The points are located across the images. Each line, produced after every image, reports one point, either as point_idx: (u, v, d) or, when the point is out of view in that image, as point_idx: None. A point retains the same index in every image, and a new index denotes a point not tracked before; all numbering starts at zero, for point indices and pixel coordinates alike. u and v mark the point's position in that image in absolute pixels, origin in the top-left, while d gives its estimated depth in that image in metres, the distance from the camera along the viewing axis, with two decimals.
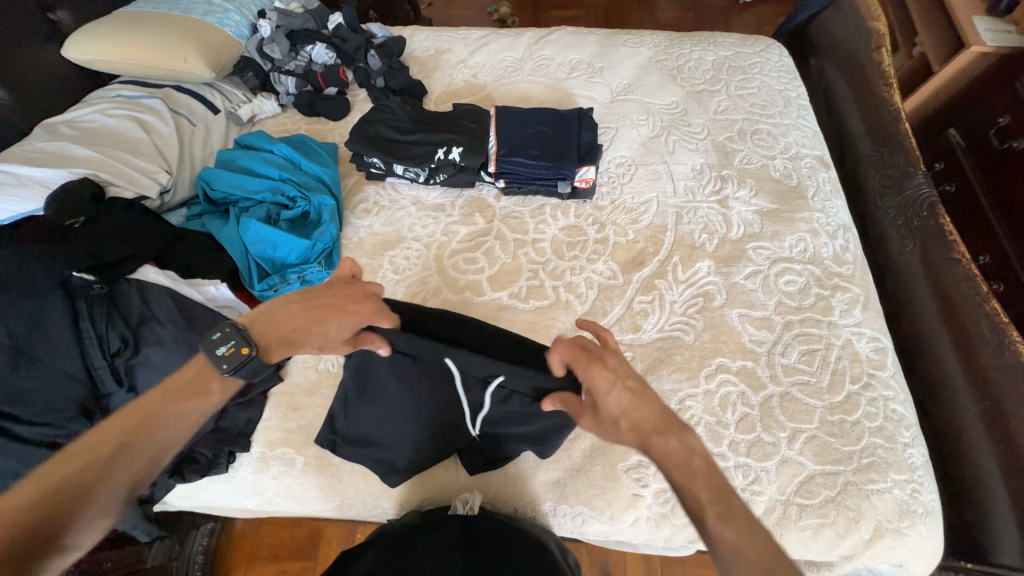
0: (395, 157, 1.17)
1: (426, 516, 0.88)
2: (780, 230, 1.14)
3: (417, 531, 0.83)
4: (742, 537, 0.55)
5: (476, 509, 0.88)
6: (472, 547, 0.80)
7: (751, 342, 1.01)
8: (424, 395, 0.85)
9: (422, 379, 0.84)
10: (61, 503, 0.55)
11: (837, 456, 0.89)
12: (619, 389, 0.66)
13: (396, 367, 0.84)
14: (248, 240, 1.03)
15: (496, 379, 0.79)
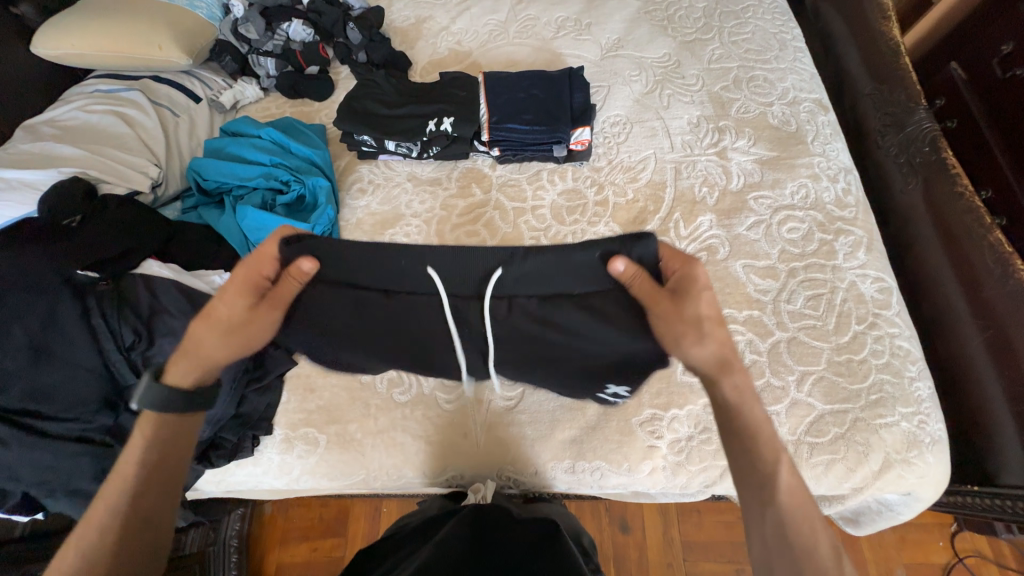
0: (385, 133, 1.14)
1: (443, 507, 0.92)
2: (781, 177, 1.13)
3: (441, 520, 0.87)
4: (802, 496, 0.61)
5: (488, 498, 0.92)
6: (490, 535, 0.80)
7: (757, 292, 1.01)
8: (413, 322, 0.72)
9: (403, 312, 0.71)
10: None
11: (845, 395, 0.91)
12: (710, 292, 0.66)
13: (371, 303, 0.70)
14: (248, 229, 1.03)
15: (496, 276, 0.67)
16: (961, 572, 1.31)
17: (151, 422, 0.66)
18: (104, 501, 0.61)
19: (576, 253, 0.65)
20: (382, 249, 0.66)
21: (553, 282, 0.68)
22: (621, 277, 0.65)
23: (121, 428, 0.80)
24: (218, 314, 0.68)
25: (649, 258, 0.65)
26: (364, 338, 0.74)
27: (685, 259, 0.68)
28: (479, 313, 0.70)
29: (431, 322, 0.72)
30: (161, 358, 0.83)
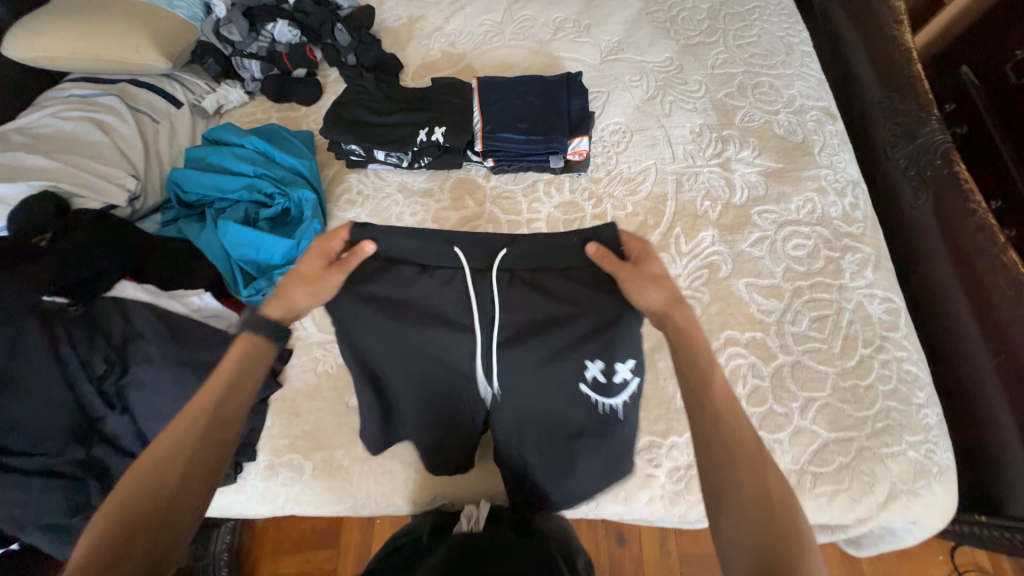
0: (375, 143, 1.09)
1: (437, 529, 0.87)
2: (786, 191, 1.08)
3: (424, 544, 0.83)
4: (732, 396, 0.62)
5: (481, 522, 0.85)
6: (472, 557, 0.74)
7: (760, 313, 0.97)
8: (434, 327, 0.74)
9: (430, 294, 0.75)
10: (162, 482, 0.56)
11: (851, 423, 0.88)
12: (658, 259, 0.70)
13: (402, 274, 0.75)
14: (228, 244, 0.98)
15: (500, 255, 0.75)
16: None
17: (246, 343, 0.67)
18: (173, 441, 0.58)
19: (565, 238, 0.74)
20: (422, 235, 0.74)
21: (541, 258, 0.75)
22: (594, 257, 0.72)
23: (95, 461, 0.76)
24: (290, 292, 0.70)
25: (613, 238, 0.74)
26: (395, 336, 0.74)
27: (639, 236, 0.74)
28: (487, 286, 0.75)
29: (455, 309, 0.75)
30: (136, 387, 0.78)
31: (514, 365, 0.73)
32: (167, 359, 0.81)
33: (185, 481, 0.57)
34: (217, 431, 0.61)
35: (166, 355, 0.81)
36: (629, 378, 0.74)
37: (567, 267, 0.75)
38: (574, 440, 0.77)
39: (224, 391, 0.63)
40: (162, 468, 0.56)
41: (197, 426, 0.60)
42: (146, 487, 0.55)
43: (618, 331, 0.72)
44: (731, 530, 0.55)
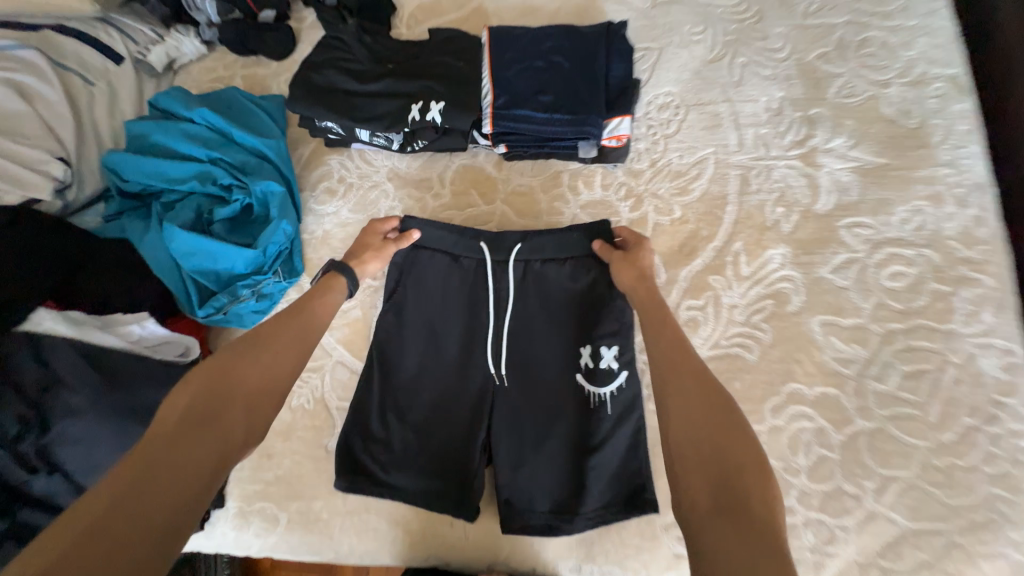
0: (354, 120, 0.85)
1: None
2: (887, 197, 0.83)
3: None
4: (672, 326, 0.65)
5: None
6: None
7: (836, 362, 0.77)
8: (451, 309, 0.83)
9: (456, 287, 0.84)
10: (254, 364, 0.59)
11: (939, 512, 0.70)
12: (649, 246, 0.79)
13: (437, 263, 0.84)
14: (177, 252, 0.80)
15: (517, 248, 0.82)
16: None
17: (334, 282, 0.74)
18: (257, 342, 0.61)
19: (571, 234, 0.82)
20: (449, 229, 0.84)
21: (551, 249, 0.82)
22: (600, 250, 0.79)
23: (27, 526, 0.63)
24: (362, 261, 0.80)
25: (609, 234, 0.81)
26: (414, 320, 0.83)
27: (637, 233, 0.81)
28: (505, 274, 0.83)
29: (478, 302, 0.83)
30: (62, 444, 0.65)
31: (521, 351, 0.81)
32: (99, 409, 0.67)
33: (260, 381, 0.58)
34: (298, 342, 0.65)
35: (97, 404, 0.67)
36: (616, 369, 0.77)
37: (575, 259, 0.82)
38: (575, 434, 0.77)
39: (303, 313, 0.68)
40: (246, 363, 0.59)
41: (282, 335, 0.64)
42: (228, 376, 0.57)
43: (613, 315, 0.80)
44: (675, 443, 0.54)
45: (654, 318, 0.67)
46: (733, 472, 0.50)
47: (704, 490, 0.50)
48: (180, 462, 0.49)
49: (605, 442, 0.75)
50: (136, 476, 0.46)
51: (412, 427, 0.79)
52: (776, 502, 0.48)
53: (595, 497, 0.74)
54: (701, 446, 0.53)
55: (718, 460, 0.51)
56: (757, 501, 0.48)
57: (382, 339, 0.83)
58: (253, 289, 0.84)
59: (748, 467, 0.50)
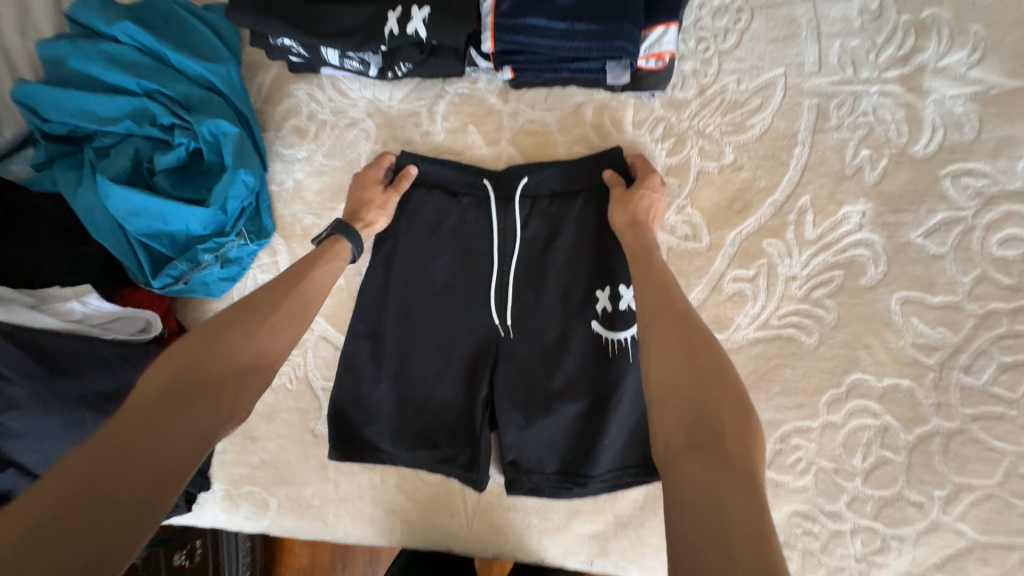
0: (315, 35, 0.66)
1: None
2: (1015, 135, 0.63)
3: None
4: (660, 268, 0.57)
5: None
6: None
7: (916, 349, 0.63)
8: (446, 256, 0.71)
9: (452, 231, 0.71)
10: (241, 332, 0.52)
11: (1019, 526, 0.60)
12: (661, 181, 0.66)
13: (433, 205, 0.71)
14: (117, 212, 0.66)
15: (521, 181, 0.69)
16: None
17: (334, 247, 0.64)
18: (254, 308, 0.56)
19: (582, 162, 0.69)
20: (440, 163, 0.71)
21: (563, 179, 0.69)
22: (609, 180, 0.67)
23: None
24: (357, 203, 0.69)
25: (623, 164, 0.69)
26: (403, 269, 0.71)
27: (646, 158, 0.68)
28: (511, 215, 0.69)
29: (476, 248, 0.70)
30: (10, 438, 0.58)
31: (528, 303, 0.69)
32: (45, 400, 0.59)
33: (252, 350, 0.52)
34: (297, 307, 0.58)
35: (42, 396, 0.58)
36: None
37: (589, 191, 0.69)
38: (594, 391, 0.66)
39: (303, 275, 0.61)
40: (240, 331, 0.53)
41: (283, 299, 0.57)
42: (220, 346, 0.51)
43: None
44: (656, 385, 0.47)
45: (635, 252, 0.60)
46: (711, 405, 0.44)
47: (680, 427, 0.44)
48: (161, 437, 0.43)
49: (623, 398, 0.65)
50: (116, 449, 0.41)
51: (402, 390, 0.70)
52: (758, 440, 0.42)
53: (608, 458, 0.66)
54: (677, 381, 0.46)
55: (694, 391, 0.45)
56: (734, 440, 0.41)
57: (363, 292, 0.71)
58: (216, 254, 0.71)
59: (729, 408, 0.43)
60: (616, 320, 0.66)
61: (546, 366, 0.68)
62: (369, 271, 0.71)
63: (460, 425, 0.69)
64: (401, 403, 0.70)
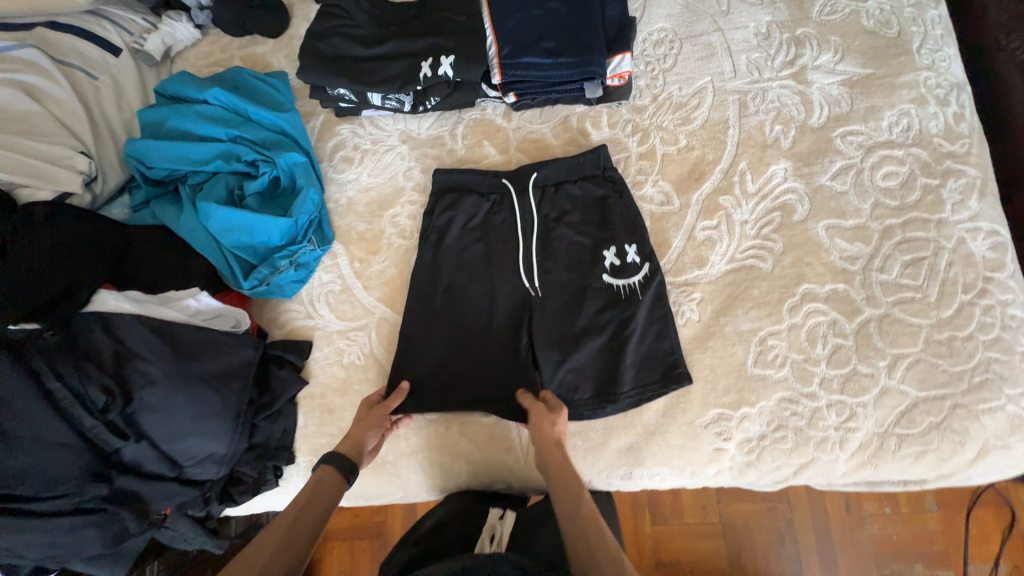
0: (366, 84, 0.87)
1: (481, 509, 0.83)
2: (876, 104, 0.89)
3: (453, 529, 0.81)
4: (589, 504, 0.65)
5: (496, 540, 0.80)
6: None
7: (842, 261, 0.84)
8: (482, 241, 0.90)
9: (484, 219, 0.90)
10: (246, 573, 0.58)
11: (944, 379, 0.79)
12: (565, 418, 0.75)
13: (467, 204, 0.91)
14: (216, 229, 0.83)
15: (532, 177, 0.90)
16: (1014, 539, 1.28)
17: (324, 479, 0.72)
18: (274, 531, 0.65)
19: (578, 158, 0.90)
20: (469, 171, 0.92)
21: (566, 170, 0.90)
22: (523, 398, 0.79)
23: (122, 492, 0.70)
24: (356, 436, 0.77)
25: (604, 158, 0.91)
26: (448, 256, 0.89)
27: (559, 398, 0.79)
28: (527, 203, 0.90)
29: (504, 229, 0.89)
30: (145, 413, 0.70)
31: (550, 267, 0.87)
32: (175, 376, 0.72)
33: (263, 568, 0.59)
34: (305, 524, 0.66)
35: (173, 373, 0.72)
36: (639, 263, 0.85)
37: (584, 178, 0.90)
38: (612, 326, 0.84)
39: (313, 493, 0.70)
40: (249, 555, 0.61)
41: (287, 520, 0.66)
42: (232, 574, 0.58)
43: (627, 218, 0.88)
44: None
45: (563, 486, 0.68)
46: None
47: None
48: None
49: (637, 326, 0.83)
50: None
51: (457, 349, 0.85)
52: None
53: (627, 379, 0.82)
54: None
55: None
56: None
57: (417, 275, 0.89)
58: (291, 258, 0.88)
59: None
60: (621, 268, 0.85)
61: (572, 314, 0.85)
62: (420, 259, 0.89)
63: (507, 372, 0.84)
64: (457, 361, 0.85)
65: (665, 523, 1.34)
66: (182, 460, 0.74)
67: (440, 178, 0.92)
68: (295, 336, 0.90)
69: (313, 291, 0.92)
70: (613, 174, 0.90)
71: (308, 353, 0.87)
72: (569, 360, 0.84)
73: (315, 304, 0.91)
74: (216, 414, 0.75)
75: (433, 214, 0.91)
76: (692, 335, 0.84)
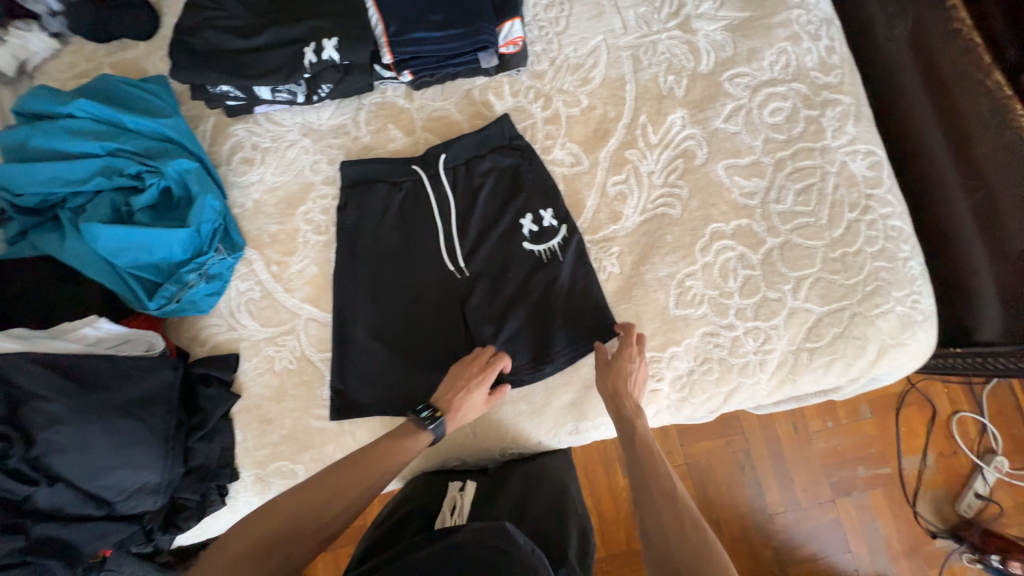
0: (250, 77, 0.83)
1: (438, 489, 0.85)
2: (756, 45, 0.94)
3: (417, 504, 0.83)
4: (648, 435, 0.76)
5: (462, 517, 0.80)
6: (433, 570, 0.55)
7: (742, 197, 0.89)
8: (401, 228, 0.88)
9: (399, 206, 0.89)
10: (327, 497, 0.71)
11: (842, 292, 0.86)
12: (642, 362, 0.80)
13: (380, 192, 0.89)
14: (106, 252, 0.77)
15: (442, 157, 0.89)
16: (939, 432, 1.42)
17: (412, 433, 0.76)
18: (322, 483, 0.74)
19: (483, 132, 0.90)
20: (378, 158, 0.90)
21: (474, 145, 0.90)
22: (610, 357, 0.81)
23: (43, 541, 0.65)
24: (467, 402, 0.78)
25: (510, 129, 0.91)
26: (368, 250, 0.87)
27: (636, 335, 0.82)
28: (439, 182, 0.89)
29: (420, 212, 0.88)
30: (55, 454, 0.66)
31: (472, 244, 0.87)
32: (83, 410, 0.68)
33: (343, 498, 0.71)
34: (382, 474, 0.74)
35: (79, 406, 0.68)
36: (556, 226, 0.87)
37: (494, 151, 0.90)
38: (538, 292, 0.85)
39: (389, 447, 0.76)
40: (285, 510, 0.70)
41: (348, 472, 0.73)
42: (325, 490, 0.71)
43: (539, 183, 0.89)
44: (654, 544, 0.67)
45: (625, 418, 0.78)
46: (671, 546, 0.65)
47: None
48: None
49: (562, 288, 0.85)
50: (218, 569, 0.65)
51: (391, 343, 0.85)
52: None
53: (559, 345, 0.84)
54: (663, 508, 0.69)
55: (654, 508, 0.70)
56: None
57: (338, 275, 0.86)
58: (200, 271, 0.83)
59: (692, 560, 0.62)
60: (540, 235, 0.86)
61: (498, 289, 0.86)
62: (339, 254, 0.87)
63: (442, 356, 0.84)
64: (391, 352, 0.84)
65: None
66: (111, 496, 0.70)
67: (347, 168, 0.89)
68: (218, 352, 0.86)
69: (231, 302, 0.88)
70: (521, 144, 0.90)
71: (235, 366, 0.84)
72: (501, 334, 0.84)
73: (236, 315, 0.87)
74: (139, 442, 0.71)
75: (346, 206, 0.88)
76: (616, 287, 0.88)
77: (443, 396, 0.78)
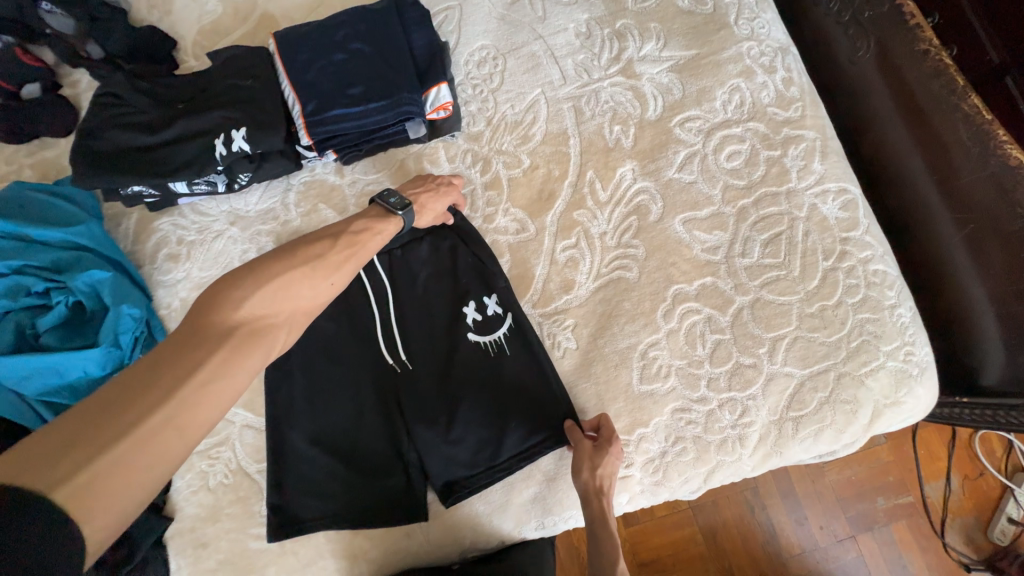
0: (158, 176, 0.78)
1: None
2: (706, 85, 0.87)
3: None
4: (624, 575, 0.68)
5: None
6: None
7: (705, 253, 0.81)
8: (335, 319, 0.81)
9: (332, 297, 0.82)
10: (263, 294, 0.58)
11: (823, 352, 0.77)
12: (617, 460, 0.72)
13: None
14: (12, 382, 0.72)
15: None
16: (963, 452, 1.27)
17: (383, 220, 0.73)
18: (219, 304, 0.55)
19: None
20: None
21: None
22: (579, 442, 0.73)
23: None
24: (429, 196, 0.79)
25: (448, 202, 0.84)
26: (298, 348, 0.80)
27: (612, 426, 0.74)
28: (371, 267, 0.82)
29: (354, 301, 0.81)
30: None
31: (412, 332, 0.80)
32: None
33: (283, 287, 0.60)
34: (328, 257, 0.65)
35: None
36: (502, 313, 0.79)
37: (430, 231, 0.83)
38: (488, 381, 0.78)
39: (346, 237, 0.68)
40: (228, 372, 0.51)
41: (297, 272, 0.61)
42: (261, 283, 0.58)
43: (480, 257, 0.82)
44: None
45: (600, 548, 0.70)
46: None
47: None
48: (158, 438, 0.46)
49: (515, 372, 0.78)
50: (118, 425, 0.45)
51: (329, 449, 0.77)
52: None
53: (512, 443, 0.76)
54: None
55: None
56: None
57: (269, 379, 0.79)
58: None
59: None
60: (487, 318, 0.79)
61: (444, 380, 0.78)
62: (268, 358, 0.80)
63: (386, 462, 0.77)
64: (330, 458, 0.77)
65: (639, 522, 1.25)
66: None
67: None
68: None
69: None
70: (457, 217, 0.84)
71: None
72: (451, 430, 0.77)
73: None
74: None
75: None
76: (573, 365, 0.80)
77: (411, 195, 0.78)
